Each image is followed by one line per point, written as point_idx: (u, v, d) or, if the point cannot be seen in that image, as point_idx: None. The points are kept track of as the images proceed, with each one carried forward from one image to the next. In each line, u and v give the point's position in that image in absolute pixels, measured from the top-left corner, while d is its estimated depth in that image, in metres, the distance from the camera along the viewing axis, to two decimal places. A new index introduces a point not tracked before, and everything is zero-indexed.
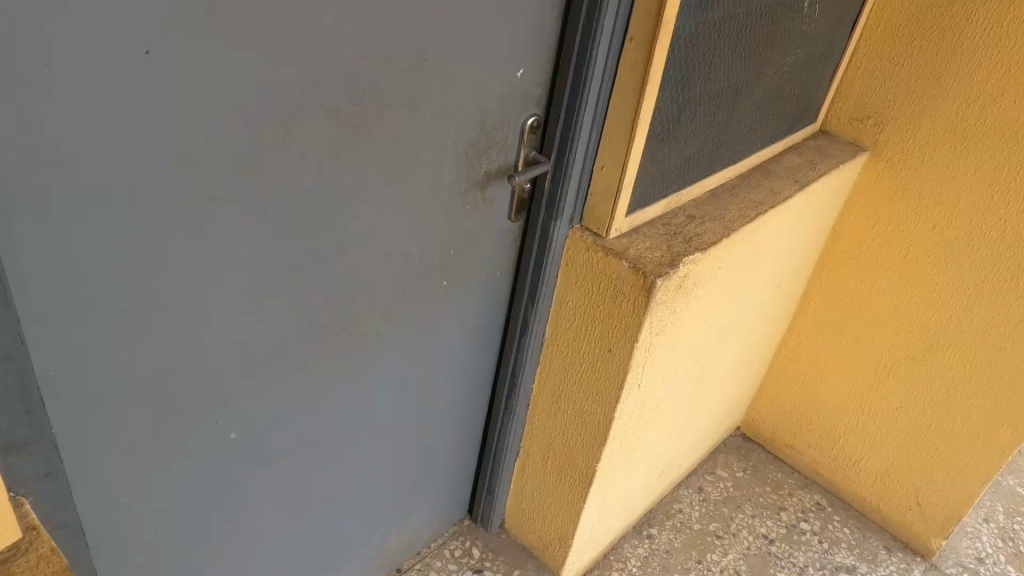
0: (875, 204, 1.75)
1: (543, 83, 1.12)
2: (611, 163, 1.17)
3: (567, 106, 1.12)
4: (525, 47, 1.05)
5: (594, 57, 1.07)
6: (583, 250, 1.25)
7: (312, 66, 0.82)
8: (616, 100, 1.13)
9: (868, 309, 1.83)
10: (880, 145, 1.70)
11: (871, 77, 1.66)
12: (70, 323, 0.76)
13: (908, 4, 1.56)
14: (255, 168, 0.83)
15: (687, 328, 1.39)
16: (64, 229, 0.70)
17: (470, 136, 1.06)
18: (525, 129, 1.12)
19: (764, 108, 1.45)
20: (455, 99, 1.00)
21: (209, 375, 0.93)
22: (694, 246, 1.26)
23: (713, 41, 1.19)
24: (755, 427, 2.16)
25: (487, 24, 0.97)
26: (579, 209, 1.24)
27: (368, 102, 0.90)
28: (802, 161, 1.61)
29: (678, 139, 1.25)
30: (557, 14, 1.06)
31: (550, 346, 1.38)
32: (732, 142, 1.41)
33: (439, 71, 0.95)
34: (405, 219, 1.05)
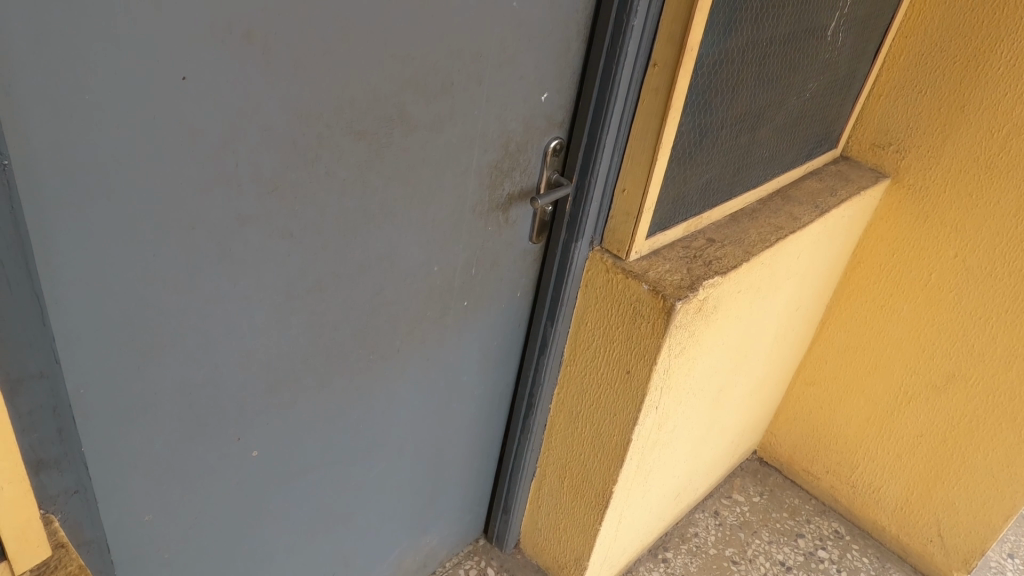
0: (896, 230, 1.74)
1: (566, 107, 1.13)
2: (632, 186, 1.18)
3: (590, 129, 1.14)
4: (549, 71, 1.06)
5: (617, 81, 1.09)
6: (602, 272, 1.25)
7: (343, 90, 0.84)
8: (639, 124, 1.14)
9: (888, 335, 1.81)
10: (901, 172, 1.70)
11: (893, 104, 1.67)
12: (103, 340, 0.77)
13: (931, 34, 1.58)
14: (283, 190, 0.85)
15: (705, 352, 1.39)
16: (99, 249, 0.72)
17: (494, 159, 1.07)
18: (547, 151, 1.13)
19: (786, 134, 1.45)
20: (480, 121, 1.01)
21: (232, 391, 0.95)
22: (714, 270, 1.26)
23: (737, 67, 1.21)
24: (772, 451, 2.14)
25: (512, 47, 0.98)
26: (599, 231, 1.24)
27: (395, 125, 0.91)
28: (822, 186, 1.61)
29: (699, 163, 1.25)
30: (581, 38, 1.08)
31: (567, 367, 1.37)
32: (753, 166, 1.41)
33: (464, 94, 0.97)
34: (428, 239, 1.06)
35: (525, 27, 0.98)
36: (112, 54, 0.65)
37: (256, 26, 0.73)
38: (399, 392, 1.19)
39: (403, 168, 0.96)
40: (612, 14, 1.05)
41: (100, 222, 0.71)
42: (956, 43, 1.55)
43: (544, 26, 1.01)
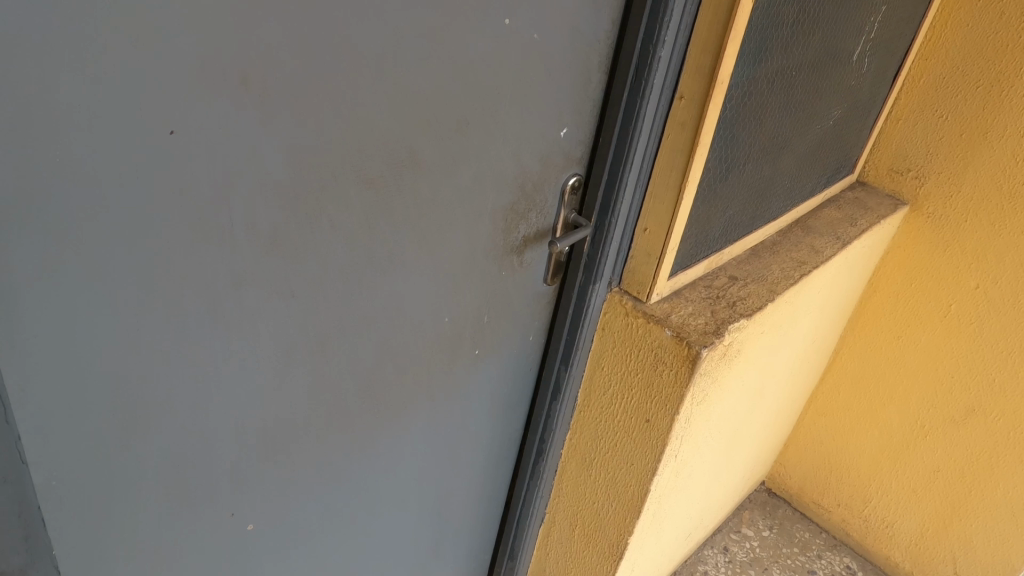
0: (914, 258, 1.67)
1: (585, 142, 1.05)
2: (655, 225, 1.10)
3: (611, 167, 1.05)
4: (569, 104, 0.98)
5: (642, 115, 1.01)
6: (621, 315, 1.17)
7: (349, 134, 0.75)
8: (663, 159, 1.06)
9: (904, 366, 1.74)
10: (921, 198, 1.63)
11: (912, 128, 1.61)
12: (79, 429, 0.67)
13: (952, 57, 1.51)
14: (283, 246, 0.76)
15: (725, 395, 1.31)
16: (77, 330, 0.63)
17: (510, 200, 0.98)
18: (565, 189, 1.05)
19: (808, 162, 1.38)
20: (497, 161, 0.93)
21: (227, 468, 0.84)
22: (739, 312, 1.19)
23: (765, 97, 1.13)
24: (780, 482, 2.07)
25: (532, 80, 0.90)
26: (617, 271, 1.16)
27: (406, 169, 0.83)
28: (841, 216, 1.54)
29: (723, 198, 1.18)
30: (603, 69, 1.00)
31: (580, 412, 1.29)
32: (775, 197, 1.33)
33: (480, 132, 0.88)
34: (438, 288, 0.97)
35: (546, 58, 0.90)
36: (88, 111, 0.55)
37: (252, 68, 0.64)
38: (405, 448, 1.10)
39: (413, 216, 0.87)
40: (638, 43, 0.97)
41: (78, 299, 0.61)
42: (980, 68, 1.48)
43: (564, 57, 0.92)
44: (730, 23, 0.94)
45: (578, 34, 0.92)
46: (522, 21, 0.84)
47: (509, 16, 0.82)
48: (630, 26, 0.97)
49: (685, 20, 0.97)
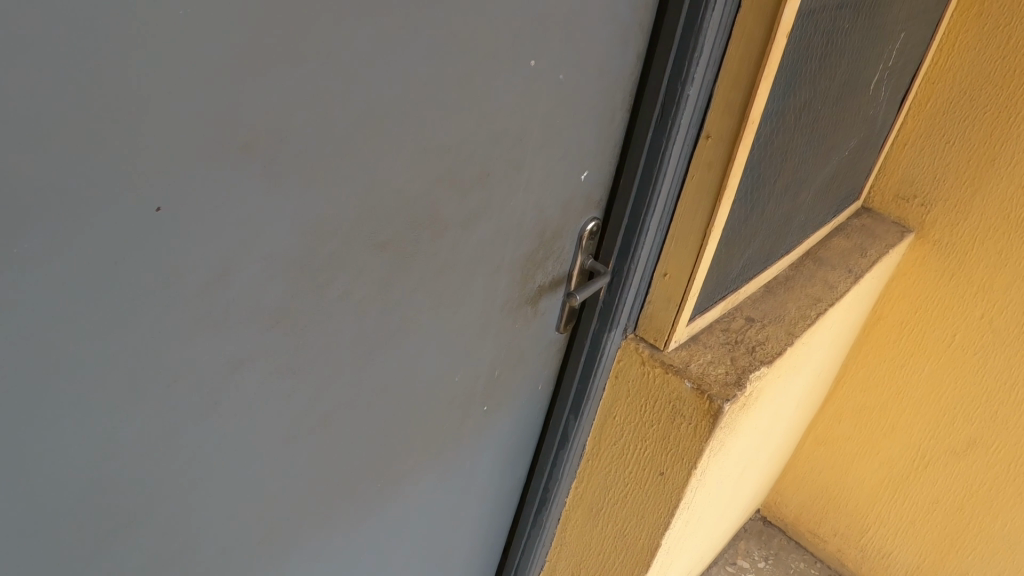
0: (919, 287, 1.62)
1: (605, 184, 0.97)
2: (676, 271, 1.03)
3: (632, 211, 0.98)
4: (592, 147, 0.90)
5: (667, 158, 0.94)
6: (637, 363, 1.10)
7: (364, 195, 0.66)
8: (688, 202, 0.99)
9: (906, 396, 1.71)
10: (926, 226, 1.57)
11: (918, 153, 1.54)
12: (42, 549, 0.57)
13: (960, 80, 1.45)
14: (287, 321, 0.66)
15: (744, 440, 1.23)
16: (55, 444, 0.53)
17: (528, 251, 0.90)
18: (583, 235, 0.97)
19: (824, 193, 1.31)
20: (517, 210, 0.84)
21: (217, 561, 0.75)
22: (759, 358, 1.12)
23: (790, 131, 1.05)
24: (775, 511, 2.03)
25: (556, 123, 0.82)
26: (633, 317, 1.09)
27: (423, 228, 0.74)
28: (851, 246, 1.48)
29: (744, 239, 1.11)
30: (626, 108, 0.92)
31: (589, 461, 1.22)
32: (791, 231, 1.27)
33: (502, 183, 0.80)
34: (450, 348, 0.89)
35: (571, 100, 0.82)
36: (59, 192, 0.45)
37: (256, 130, 0.54)
38: (409, 513, 1.02)
39: (430, 277, 0.79)
40: (663, 82, 0.89)
41: (56, 410, 0.52)
42: (993, 94, 1.42)
43: (589, 97, 0.84)
44: (765, 60, 0.87)
45: (604, 72, 0.84)
46: (549, 61, 0.75)
47: (536, 56, 0.74)
48: (656, 62, 0.89)
49: (715, 54, 0.90)
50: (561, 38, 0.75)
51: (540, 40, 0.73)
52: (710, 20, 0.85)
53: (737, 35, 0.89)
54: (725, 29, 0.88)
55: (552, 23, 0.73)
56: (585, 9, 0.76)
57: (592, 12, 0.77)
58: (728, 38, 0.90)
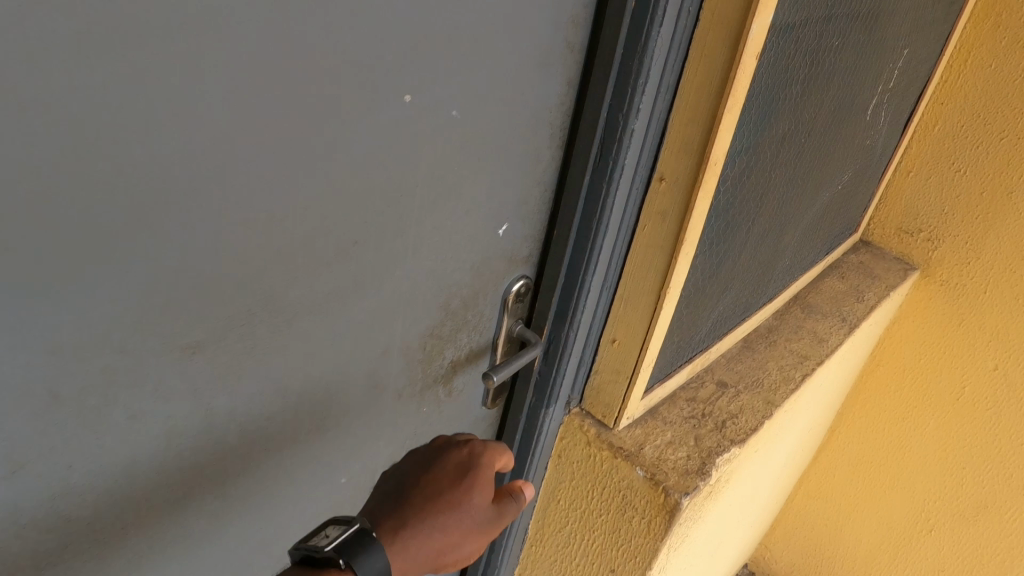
0: (924, 331, 1.44)
1: (535, 236, 0.79)
2: (626, 338, 0.85)
3: (569, 268, 0.80)
4: (509, 197, 0.72)
5: (608, 207, 0.76)
6: (582, 443, 0.92)
7: (150, 284, 0.47)
8: (638, 257, 0.81)
9: (907, 451, 1.53)
10: (932, 264, 1.40)
11: (923, 183, 1.36)
12: None
13: (973, 101, 1.27)
14: (38, 464, 0.47)
15: (713, 525, 1.06)
16: None
17: (430, 325, 0.73)
18: (508, 297, 0.80)
19: (814, 232, 1.13)
20: (404, 280, 0.67)
21: None
22: (729, 437, 0.94)
23: (768, 169, 0.85)
24: (765, 565, 1.86)
25: (453, 172, 0.64)
26: (578, 388, 0.92)
27: (263, 316, 0.56)
28: (846, 288, 1.30)
29: (713, 296, 0.92)
30: (557, 145, 0.75)
31: (532, 547, 1.04)
32: (773, 279, 1.09)
33: (379, 250, 0.62)
34: (335, 446, 0.72)
35: (470, 143, 0.64)
36: None
37: None
38: None
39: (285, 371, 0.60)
40: (601, 116, 0.72)
41: None
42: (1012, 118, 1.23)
43: (498, 138, 0.67)
44: (728, 86, 0.69)
45: (517, 105, 0.67)
46: (433, 96, 0.58)
47: (413, 91, 0.56)
48: (591, 89, 0.72)
49: (666, 79, 0.72)
50: (448, 69, 0.58)
51: (416, 71, 0.55)
52: (655, 38, 0.67)
53: (693, 55, 0.71)
54: (678, 47, 0.70)
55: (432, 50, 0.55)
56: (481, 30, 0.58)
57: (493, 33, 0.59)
58: (684, 59, 0.72)
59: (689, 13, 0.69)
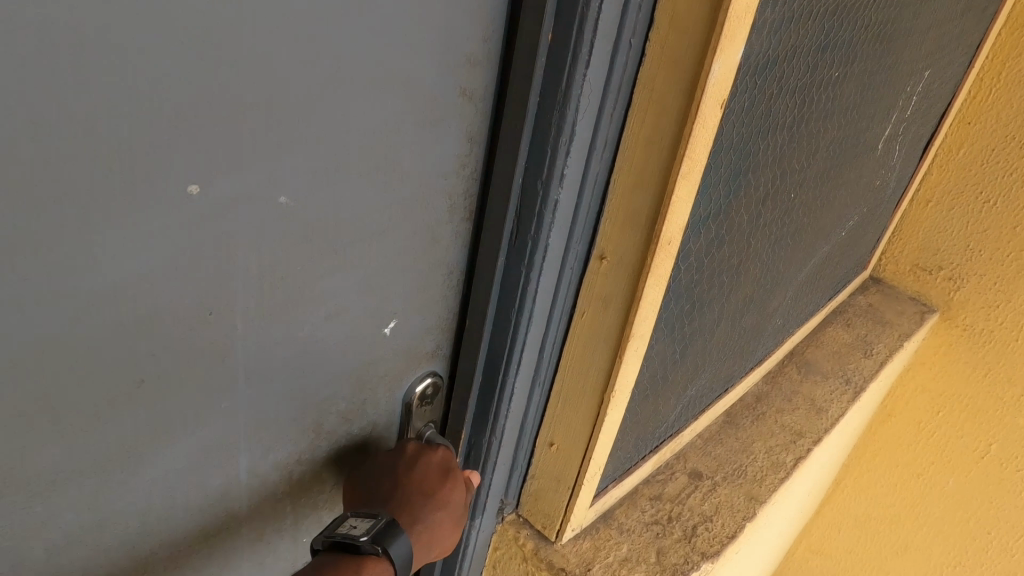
0: (943, 381, 1.25)
1: (443, 324, 0.62)
2: (566, 444, 0.69)
3: (487, 363, 0.64)
4: (394, 287, 0.56)
5: (530, 295, 0.59)
6: (518, 558, 0.76)
7: None
8: (577, 348, 0.64)
9: (922, 511, 1.35)
10: (954, 306, 1.21)
11: (946, 215, 1.17)
12: None
13: (1008, 122, 1.08)
14: None
15: None
16: None
17: (296, 451, 0.57)
18: (410, 403, 0.63)
19: (812, 285, 0.95)
20: (240, 414, 0.50)
21: None
22: (698, 550, 0.76)
23: (748, 235, 0.67)
24: None
25: (297, 270, 0.48)
26: (513, 493, 0.75)
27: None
28: (850, 340, 1.12)
29: (679, 381, 0.75)
30: (464, 215, 0.58)
31: None
32: (760, 343, 0.91)
33: (186, 383, 0.45)
34: None
35: (319, 230, 0.47)
36: None
37: None
38: None
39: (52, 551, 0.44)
40: (516, 182, 0.55)
41: None
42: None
43: (365, 219, 0.50)
44: (684, 146, 0.51)
45: (390, 175, 0.50)
46: (241, 181, 0.41)
47: (203, 178, 0.39)
48: (501, 145, 0.54)
49: (604, 133, 0.54)
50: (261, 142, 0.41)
51: (203, 151, 0.38)
52: (579, 82, 0.50)
53: (639, 101, 0.53)
54: (618, 91, 0.53)
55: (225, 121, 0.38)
56: (311, 86, 0.41)
57: (332, 89, 0.43)
58: (627, 106, 0.54)
59: (632, 46, 0.51)
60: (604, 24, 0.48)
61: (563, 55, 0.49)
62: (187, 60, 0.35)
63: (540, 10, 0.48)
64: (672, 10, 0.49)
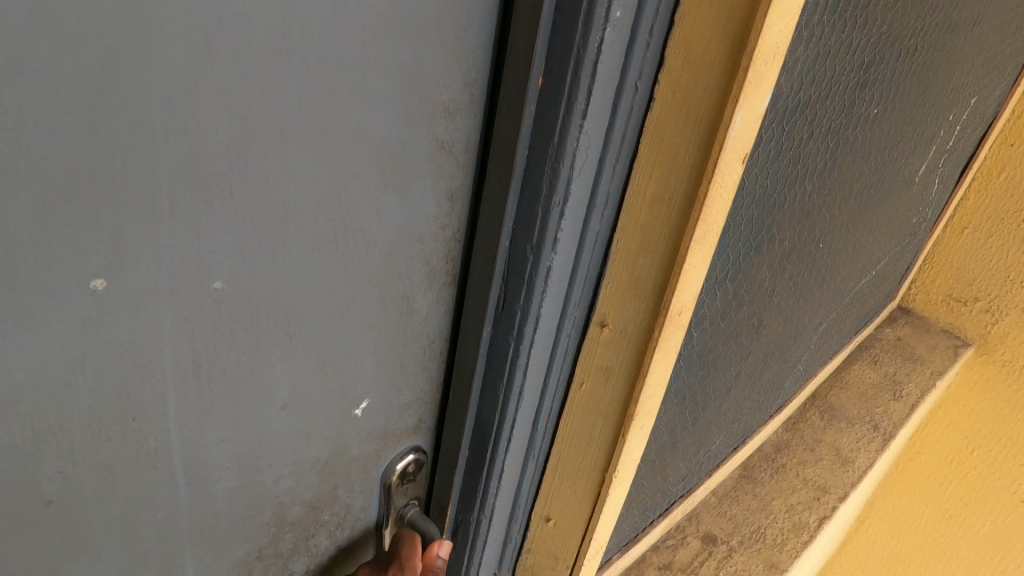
0: (978, 418, 1.17)
1: (425, 395, 0.56)
2: (564, 520, 0.62)
3: (473, 436, 0.56)
4: (364, 363, 0.49)
5: (521, 367, 0.52)
6: None
7: None
8: (575, 420, 0.57)
9: (955, 553, 1.27)
10: (992, 340, 1.12)
11: (982, 242, 1.08)
12: None
13: None
14: None
15: None
16: None
17: (258, 548, 0.50)
18: (389, 481, 0.56)
19: (839, 328, 0.88)
20: (182, 522, 0.43)
21: None
22: None
23: (770, 289, 0.59)
24: None
25: (243, 361, 0.41)
26: (510, 568, 0.68)
27: None
28: (879, 380, 1.05)
29: (691, 444, 0.68)
30: (446, 279, 0.51)
31: None
32: (783, 391, 0.84)
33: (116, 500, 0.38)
34: None
35: (269, 315, 0.41)
36: None
37: None
38: None
39: None
40: (501, 244, 0.48)
41: None
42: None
43: (324, 296, 0.43)
44: (697, 208, 0.43)
45: (352, 245, 0.43)
46: (164, 271, 0.34)
47: (111, 272, 0.33)
48: (487, 202, 0.47)
49: (605, 188, 0.46)
50: (184, 224, 0.34)
51: (108, 242, 0.32)
52: (574, 135, 0.42)
53: (645, 153, 0.45)
54: (621, 141, 0.44)
55: (135, 203, 0.32)
56: (243, 154, 0.35)
57: (272, 153, 0.36)
58: (631, 158, 0.45)
59: (638, 89, 0.43)
60: (604, 68, 0.40)
61: (556, 105, 0.41)
62: (75, 137, 0.29)
63: (528, 53, 0.40)
64: (686, 48, 0.41)
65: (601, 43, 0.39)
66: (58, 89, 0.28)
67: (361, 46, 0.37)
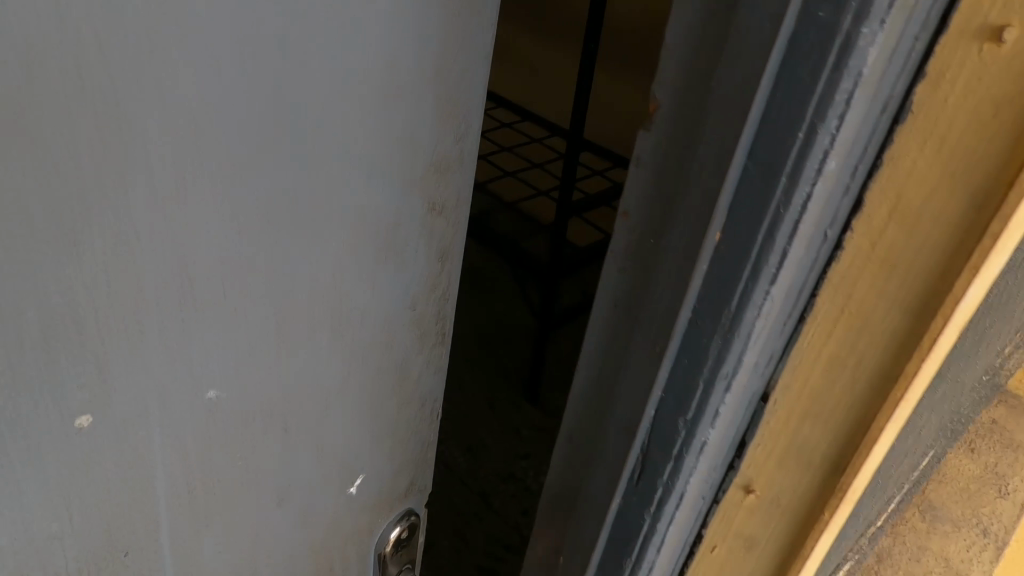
0: None
1: (418, 457, 0.52)
2: None
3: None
4: (359, 440, 0.45)
5: (666, 526, 0.48)
6: None
7: None
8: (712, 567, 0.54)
9: None
10: None
11: None
12: None
13: None
14: None
15: None
16: None
17: None
18: (381, 553, 0.53)
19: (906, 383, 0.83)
20: None
21: None
22: None
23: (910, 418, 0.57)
24: None
25: (237, 464, 0.36)
26: None
27: None
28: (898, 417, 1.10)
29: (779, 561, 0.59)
30: (436, 339, 0.48)
31: None
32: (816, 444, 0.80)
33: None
34: None
35: (263, 415, 0.37)
36: None
37: None
38: None
39: None
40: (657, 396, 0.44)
41: None
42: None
43: (319, 381, 0.39)
44: (896, 369, 0.42)
45: (349, 328, 0.39)
46: (153, 389, 0.30)
47: (96, 402, 0.28)
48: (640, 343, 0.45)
49: (773, 347, 0.43)
50: (175, 336, 0.30)
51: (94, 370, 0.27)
52: (757, 303, 0.39)
53: (829, 310, 0.42)
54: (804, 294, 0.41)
55: (124, 325, 0.28)
56: (240, 253, 0.31)
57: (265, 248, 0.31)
58: (808, 314, 0.42)
59: (827, 238, 0.40)
60: (802, 226, 0.38)
61: (740, 264, 0.39)
62: (44, 260, 0.24)
63: (710, 208, 0.38)
64: (897, 201, 0.38)
65: (806, 198, 0.36)
66: (23, 204, 0.23)
67: (357, 123, 0.33)
